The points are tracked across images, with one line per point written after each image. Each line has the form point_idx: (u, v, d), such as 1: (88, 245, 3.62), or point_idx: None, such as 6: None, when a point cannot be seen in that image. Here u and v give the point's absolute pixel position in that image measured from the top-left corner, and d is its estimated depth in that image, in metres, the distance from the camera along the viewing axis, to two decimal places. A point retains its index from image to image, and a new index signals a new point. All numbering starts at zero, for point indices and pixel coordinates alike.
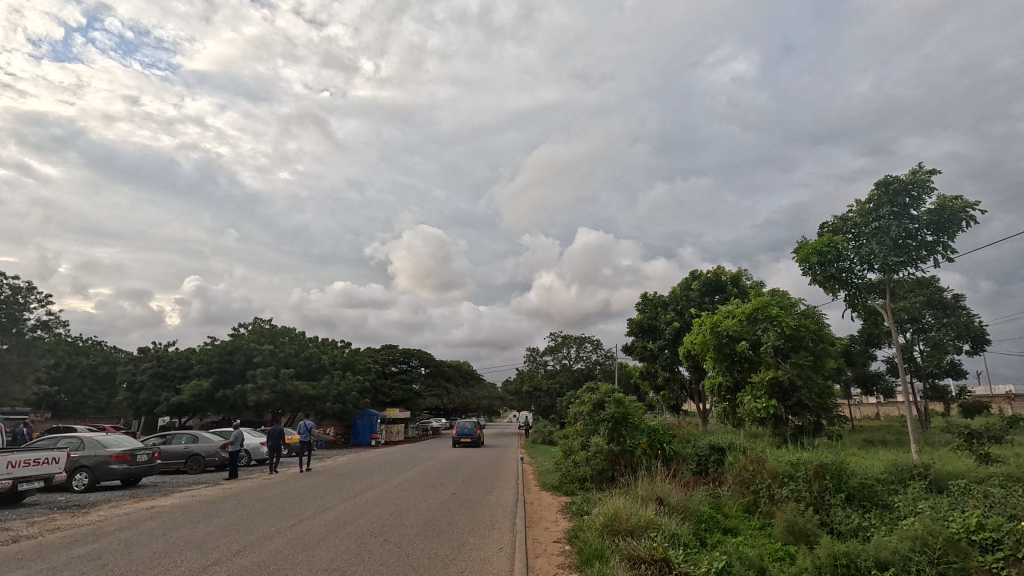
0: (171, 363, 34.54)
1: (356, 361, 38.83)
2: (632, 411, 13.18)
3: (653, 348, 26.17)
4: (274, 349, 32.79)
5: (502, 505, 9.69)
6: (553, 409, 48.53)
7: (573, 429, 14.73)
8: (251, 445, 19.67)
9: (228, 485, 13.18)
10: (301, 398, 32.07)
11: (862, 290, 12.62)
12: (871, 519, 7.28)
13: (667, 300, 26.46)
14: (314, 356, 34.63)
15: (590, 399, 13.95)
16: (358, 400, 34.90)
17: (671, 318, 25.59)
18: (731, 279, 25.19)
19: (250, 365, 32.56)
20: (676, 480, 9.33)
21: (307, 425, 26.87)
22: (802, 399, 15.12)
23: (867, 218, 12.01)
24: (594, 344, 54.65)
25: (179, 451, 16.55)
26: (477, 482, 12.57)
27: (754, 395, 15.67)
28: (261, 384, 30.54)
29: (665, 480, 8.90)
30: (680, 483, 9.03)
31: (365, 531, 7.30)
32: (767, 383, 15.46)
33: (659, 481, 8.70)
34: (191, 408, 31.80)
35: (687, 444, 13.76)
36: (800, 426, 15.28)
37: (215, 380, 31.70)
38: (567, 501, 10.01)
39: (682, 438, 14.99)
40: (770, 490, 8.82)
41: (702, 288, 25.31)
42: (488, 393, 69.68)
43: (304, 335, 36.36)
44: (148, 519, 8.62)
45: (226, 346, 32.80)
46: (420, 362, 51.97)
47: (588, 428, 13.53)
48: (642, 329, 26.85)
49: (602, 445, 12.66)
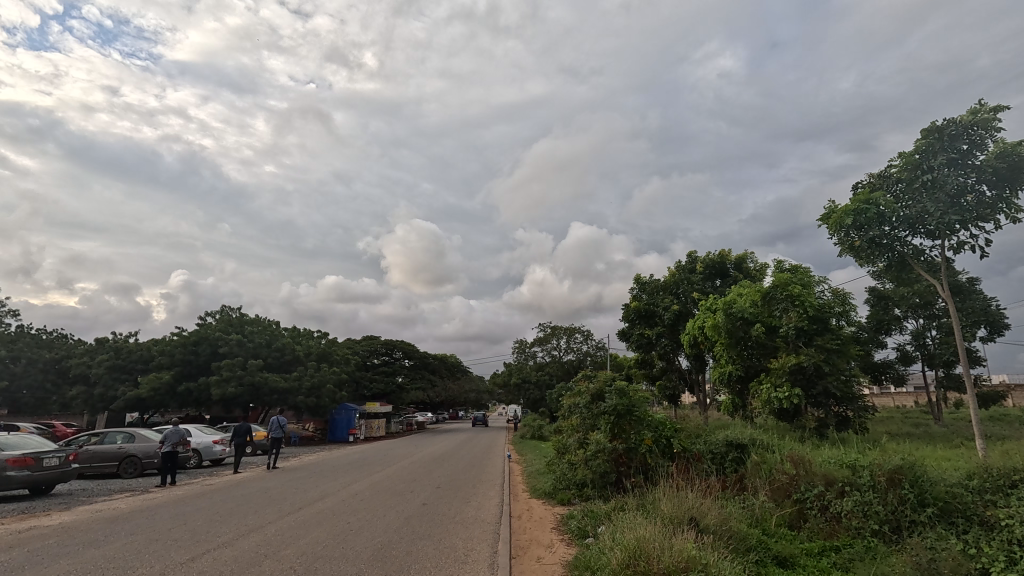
0: (130, 355, 31.94)
1: (334, 352, 36.44)
2: (639, 404, 11.21)
3: (651, 335, 24.25)
4: (242, 339, 30.40)
5: (480, 522, 7.69)
6: (543, 402, 46.63)
7: (568, 424, 12.75)
8: (202, 444, 17.16)
9: (155, 495, 11.00)
10: (272, 392, 29.70)
11: (907, 258, 10.47)
12: (980, 551, 5.34)
13: (666, 283, 24.57)
14: (286, 347, 32.24)
15: (587, 390, 11.90)
16: (335, 394, 32.49)
17: (671, 303, 23.72)
18: (735, 262, 23.41)
19: (216, 356, 30.19)
20: (700, 490, 7.32)
21: (276, 420, 24.50)
22: (828, 388, 13.38)
23: (916, 171, 9.89)
24: (584, 335, 52.98)
25: (112, 452, 14.31)
26: (455, 489, 10.61)
27: (774, 383, 13.83)
28: (226, 376, 28.17)
29: (694, 495, 6.77)
30: (712, 499, 6.83)
31: (288, 570, 5.26)
32: (788, 370, 13.68)
33: (687, 499, 6.53)
34: (151, 404, 29.34)
35: (698, 441, 12.04)
36: (825, 420, 13.58)
37: (177, 373, 29.22)
38: (564, 516, 8.05)
39: (692, 436, 13.02)
40: (823, 501, 6.95)
41: (704, 271, 23.50)
42: (474, 387, 67.62)
43: (276, 325, 33.93)
44: (5, 548, 6.45)
45: (190, 336, 30.27)
46: (404, 354, 49.72)
47: (586, 423, 11.56)
48: (639, 314, 24.89)
49: (604, 444, 10.60)
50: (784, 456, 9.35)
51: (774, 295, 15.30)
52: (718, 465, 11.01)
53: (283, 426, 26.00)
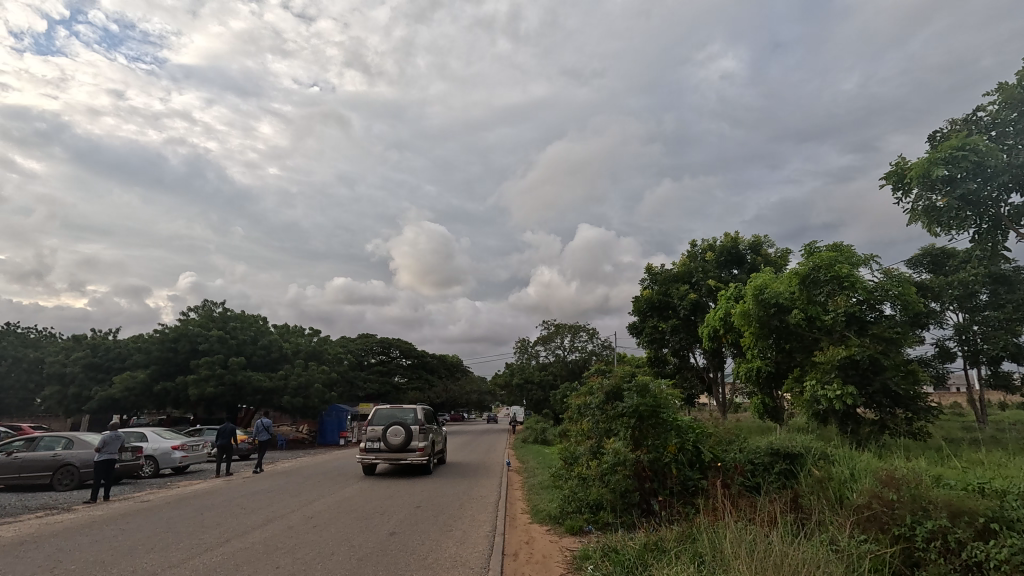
0: (108, 353, 29.89)
1: (325, 350, 34.36)
2: (666, 402, 9.13)
3: (664, 329, 22.04)
4: (224, 336, 28.39)
5: (462, 566, 5.65)
6: (547, 403, 44.48)
7: (576, 429, 10.69)
8: (159, 450, 15.12)
9: (64, 518, 8.77)
10: (255, 392, 27.66)
11: (1003, 222, 8.59)
12: None
13: (678, 272, 22.47)
14: (273, 344, 30.28)
15: (603, 388, 9.84)
16: (324, 393, 30.34)
17: (687, 292, 21.53)
18: (752, 248, 21.40)
19: (196, 355, 28.25)
20: (774, 535, 5.26)
21: (263, 423, 23.31)
22: (887, 385, 11.27)
23: (1022, 110, 8.18)
24: (590, 333, 50.92)
25: (44, 460, 12.30)
26: (437, 512, 8.61)
27: (820, 378, 11.66)
28: (204, 375, 26.24)
29: (769, 556, 4.61)
30: (784, 552, 4.67)
31: None
32: (838, 363, 11.50)
33: (758, 568, 4.38)
34: (127, 406, 27.50)
35: (731, 450, 10.17)
36: (880, 423, 11.45)
37: (154, 372, 27.37)
38: (579, 557, 5.97)
39: (723, 445, 10.86)
40: (950, 542, 4.99)
41: (718, 259, 21.58)
42: (474, 387, 65.50)
43: (263, 321, 31.98)
44: None
45: (169, 332, 28.31)
46: (401, 353, 47.65)
47: (600, 428, 9.51)
48: (651, 306, 22.76)
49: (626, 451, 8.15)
50: (862, 478, 7.26)
51: (815, 278, 13.19)
52: (763, 485, 9.09)
53: (268, 429, 24.28)
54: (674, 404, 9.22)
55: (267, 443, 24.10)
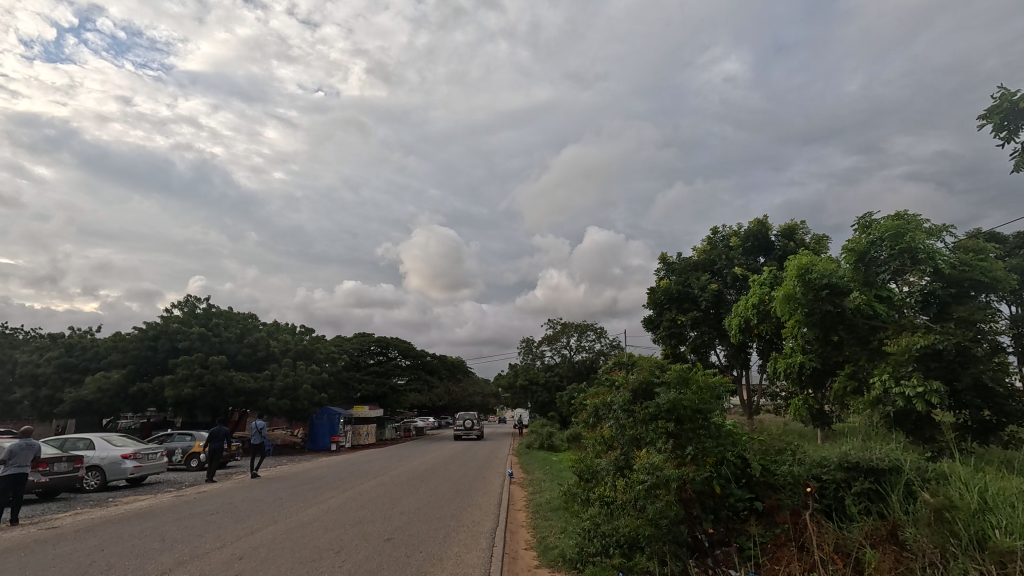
0: (83, 352, 27.90)
1: (317, 349, 32.36)
2: (711, 402, 7.10)
3: (683, 322, 19.74)
4: (206, 333, 26.42)
5: None
6: (553, 406, 42.31)
7: (593, 437, 8.58)
8: (106, 459, 13.10)
9: None
10: (239, 393, 25.68)
11: None
12: None
13: (697, 261, 20.40)
14: (260, 342, 28.22)
15: (628, 383, 7.80)
16: (314, 395, 28.31)
17: (708, 282, 19.39)
18: (783, 234, 19.32)
19: (176, 353, 26.31)
20: None
21: (257, 424, 22.29)
22: (982, 380, 9.06)
23: None
24: (597, 332, 49.00)
25: None
26: (413, 547, 6.53)
27: (894, 371, 9.51)
28: (182, 375, 24.28)
29: None
30: None
31: None
32: (914, 353, 9.34)
33: None
34: (102, 409, 25.60)
35: (796, 468, 8.02)
36: (966, 427, 9.30)
37: (130, 372, 25.43)
38: None
39: (774, 456, 8.76)
40: None
41: (745, 245, 19.56)
42: (477, 390, 63.26)
43: (250, 318, 30.04)
44: None
45: (149, 329, 26.42)
46: (400, 353, 45.44)
47: (625, 435, 7.40)
48: (668, 298, 20.57)
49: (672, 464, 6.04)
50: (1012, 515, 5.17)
51: (874, 257, 11.17)
52: (849, 517, 7.01)
53: (261, 432, 22.29)
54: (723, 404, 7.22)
55: (256, 448, 22.28)
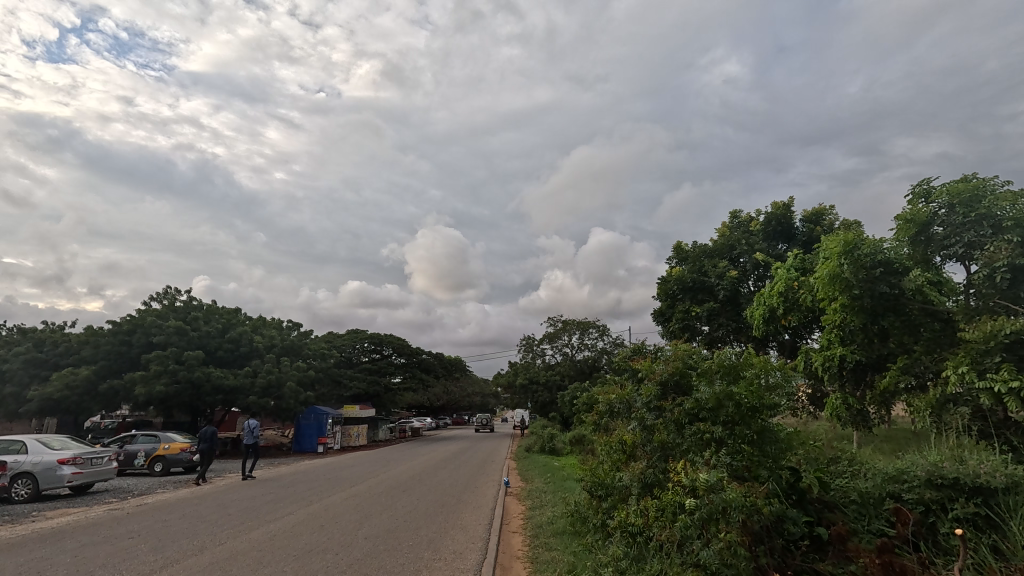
0: (54, 347, 26.19)
1: (305, 345, 30.59)
2: (773, 399, 5.19)
3: (698, 314, 17.97)
4: (183, 327, 24.66)
5: None
6: (554, 406, 40.54)
7: (606, 444, 6.83)
8: (39, 466, 11.39)
9: None
10: (217, 391, 23.96)
11: None
12: None
13: (713, 248, 18.75)
14: (243, 337, 26.48)
15: (653, 375, 6.07)
16: (299, 393, 26.49)
17: (726, 269, 17.67)
18: (810, 218, 17.59)
19: (151, 348, 24.59)
20: None
21: (250, 425, 20.54)
22: None
23: None
24: (601, 330, 47.16)
25: None
26: None
27: (974, 362, 7.82)
28: (154, 371, 22.57)
29: None
30: None
31: None
32: (1003, 339, 7.63)
33: None
34: (71, 408, 23.92)
35: (873, 487, 6.31)
36: None
37: (100, 368, 23.74)
38: None
39: (829, 468, 7.09)
40: None
41: (766, 231, 17.90)
42: (476, 390, 61.64)
43: (233, 312, 28.31)
44: None
45: (123, 323, 24.68)
46: (394, 351, 43.69)
47: (653, 442, 5.72)
48: (682, 287, 18.79)
49: (734, 485, 4.33)
50: None
51: (933, 233, 9.56)
52: (955, 554, 5.32)
53: (255, 432, 20.59)
54: (789, 401, 5.23)
55: (250, 449, 20.51)
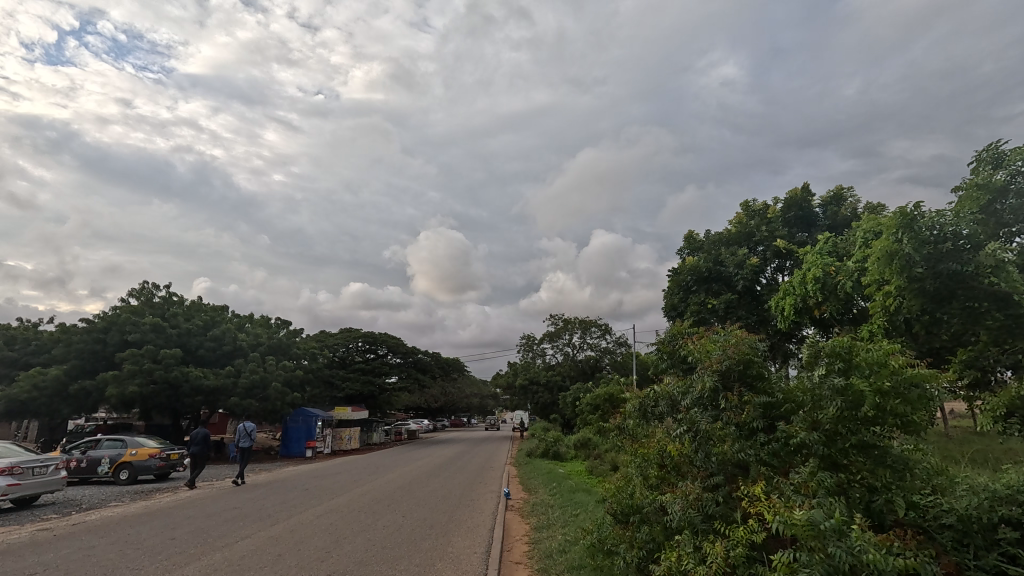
0: (25, 346, 24.66)
1: (294, 344, 29.06)
2: (902, 408, 3.82)
3: (714, 307, 16.45)
4: (160, 324, 23.10)
5: None
6: (555, 408, 39.07)
7: (635, 456, 5.33)
8: None
9: None
10: (196, 392, 22.47)
11: None
12: None
13: (729, 235, 17.31)
14: (226, 335, 24.94)
15: (712, 362, 4.63)
16: (285, 394, 24.96)
17: (744, 257, 16.20)
18: (830, 202, 16.15)
19: (127, 347, 23.06)
20: None
21: (244, 427, 18.95)
22: None
23: None
24: (603, 329, 45.71)
25: None
26: None
27: None
28: (128, 371, 21.08)
29: None
30: None
31: None
32: None
33: None
34: (40, 410, 22.39)
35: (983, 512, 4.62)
36: None
37: (72, 368, 22.22)
38: None
39: None
40: None
41: (786, 216, 16.45)
42: (474, 391, 60.03)
43: (216, 309, 26.80)
44: None
45: (96, 320, 23.16)
46: (389, 351, 42.13)
47: (714, 457, 4.32)
48: (696, 278, 17.34)
49: (861, 533, 2.98)
50: None
51: (1004, 206, 8.23)
52: None
53: (250, 435, 19.10)
54: (927, 413, 3.87)
55: (244, 453, 19.05)
